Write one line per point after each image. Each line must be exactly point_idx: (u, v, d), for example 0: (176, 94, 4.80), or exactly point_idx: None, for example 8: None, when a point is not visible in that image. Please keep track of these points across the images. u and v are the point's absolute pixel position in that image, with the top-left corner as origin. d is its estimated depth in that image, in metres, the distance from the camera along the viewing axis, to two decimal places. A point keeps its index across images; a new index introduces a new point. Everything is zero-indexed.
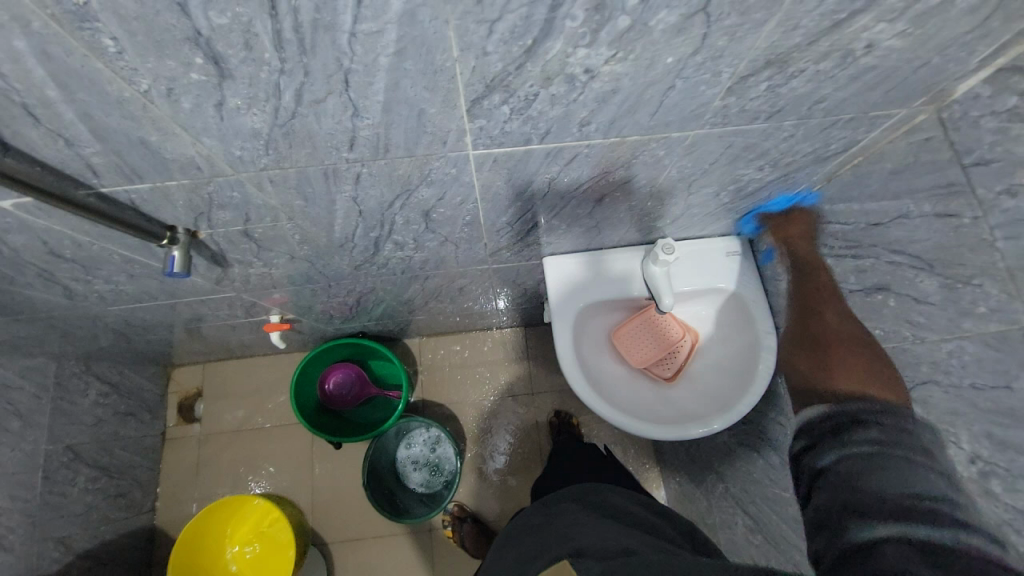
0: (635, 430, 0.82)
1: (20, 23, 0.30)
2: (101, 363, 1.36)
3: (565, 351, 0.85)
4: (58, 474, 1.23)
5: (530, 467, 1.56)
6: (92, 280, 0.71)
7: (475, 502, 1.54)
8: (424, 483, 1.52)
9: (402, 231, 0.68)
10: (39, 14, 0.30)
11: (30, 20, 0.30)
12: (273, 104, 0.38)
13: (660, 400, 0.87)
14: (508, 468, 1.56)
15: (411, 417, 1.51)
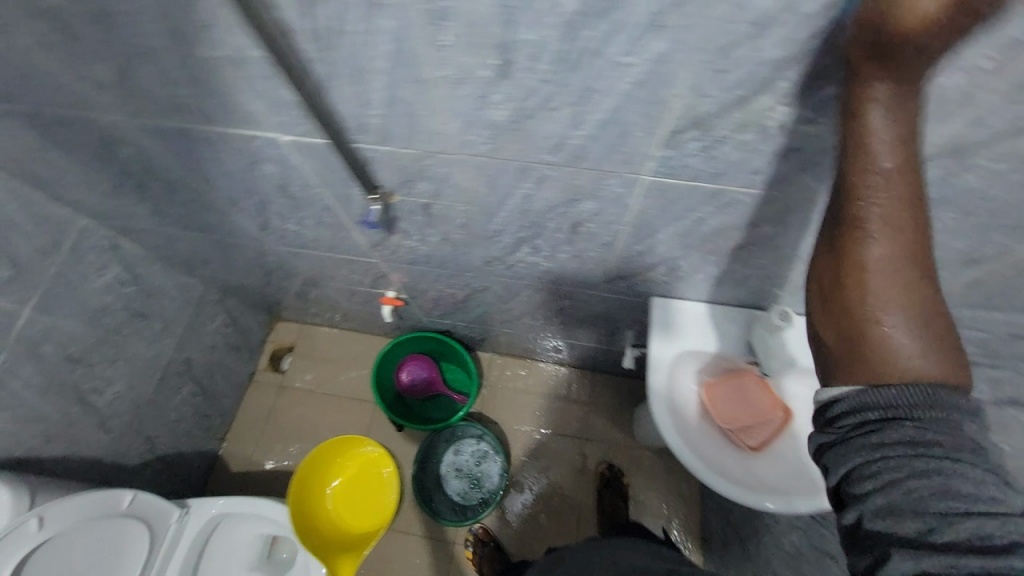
0: (710, 483, 0.83)
1: (397, 10, 0.41)
2: (232, 298, 1.57)
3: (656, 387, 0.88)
4: (172, 381, 1.38)
5: (566, 512, 1.52)
6: (287, 219, 0.87)
7: (502, 529, 1.51)
8: (460, 493, 1.53)
9: (545, 237, 0.77)
10: (414, 9, 0.40)
11: (406, 10, 0.41)
12: (520, 104, 0.49)
13: (741, 464, 0.85)
14: (543, 505, 1.53)
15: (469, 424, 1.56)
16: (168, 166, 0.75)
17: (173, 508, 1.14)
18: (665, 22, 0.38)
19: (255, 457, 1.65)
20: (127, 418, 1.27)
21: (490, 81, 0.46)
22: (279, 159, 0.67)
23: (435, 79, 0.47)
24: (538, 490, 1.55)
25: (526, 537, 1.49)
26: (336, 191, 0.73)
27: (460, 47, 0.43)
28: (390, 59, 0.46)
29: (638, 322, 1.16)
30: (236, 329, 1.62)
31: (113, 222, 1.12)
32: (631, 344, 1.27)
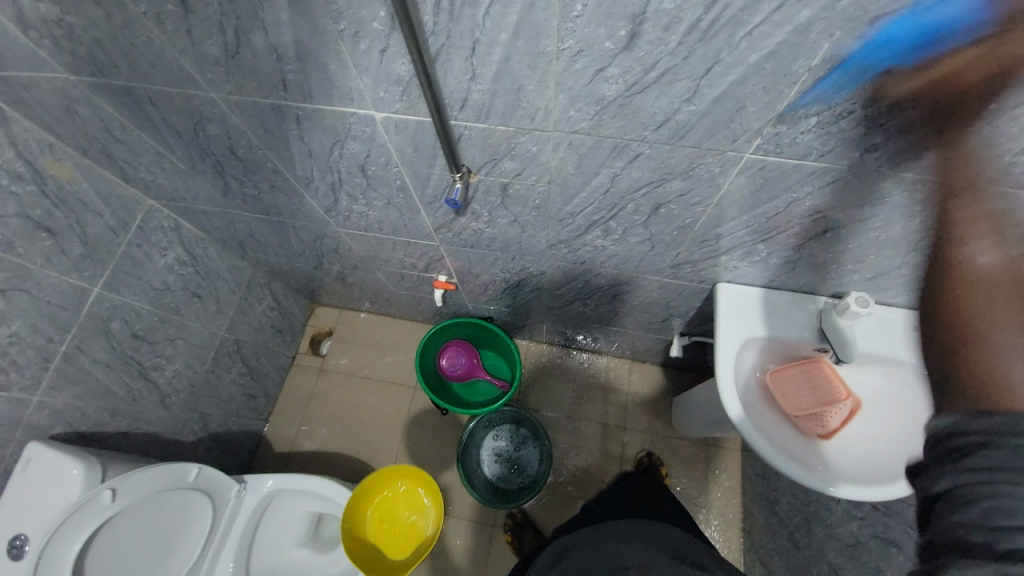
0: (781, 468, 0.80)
1: None
2: (278, 283, 1.60)
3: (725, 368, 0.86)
4: (223, 362, 1.42)
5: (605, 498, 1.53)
6: (357, 199, 0.88)
7: (540, 513, 1.52)
8: (500, 479, 1.53)
9: (621, 219, 0.77)
10: None
11: None
12: (638, 77, 0.49)
13: (808, 453, 0.83)
14: (582, 491, 1.54)
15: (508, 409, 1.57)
16: (252, 145, 0.76)
17: (232, 483, 1.16)
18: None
19: (297, 438, 1.68)
20: (183, 395, 1.30)
21: (614, 54, 0.46)
22: (367, 135, 0.67)
23: (555, 51, 0.47)
24: (577, 476, 1.56)
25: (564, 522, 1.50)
26: (416, 170, 0.73)
27: (594, 17, 0.43)
28: (514, 30, 0.46)
29: (691, 310, 1.15)
30: (281, 312, 1.65)
31: (177, 202, 1.14)
32: (678, 332, 1.27)
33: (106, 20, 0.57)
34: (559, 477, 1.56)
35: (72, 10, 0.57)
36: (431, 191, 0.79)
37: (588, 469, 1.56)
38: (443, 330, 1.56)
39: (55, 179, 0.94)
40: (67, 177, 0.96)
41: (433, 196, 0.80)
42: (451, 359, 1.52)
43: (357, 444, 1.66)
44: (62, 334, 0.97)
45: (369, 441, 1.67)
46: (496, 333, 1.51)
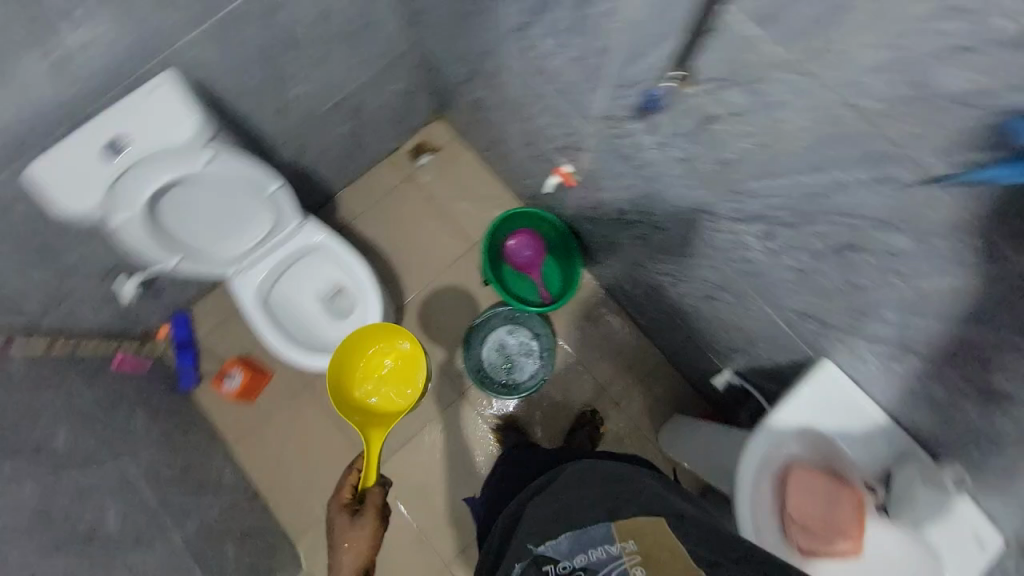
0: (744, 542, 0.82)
1: None
2: (423, 75, 1.54)
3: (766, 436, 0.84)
4: (341, 114, 1.44)
5: (561, 432, 1.60)
6: (552, 35, 0.77)
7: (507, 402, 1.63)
8: (490, 365, 1.59)
9: (795, 232, 0.65)
10: None
11: None
12: (992, 93, 0.39)
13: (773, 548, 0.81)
14: (548, 414, 1.61)
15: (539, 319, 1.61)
16: None
17: (298, 217, 1.21)
18: None
19: (359, 217, 1.77)
20: (298, 117, 1.35)
21: (997, 42, 0.37)
22: None
23: None
24: (552, 402, 1.61)
25: (521, 422, 1.61)
26: (639, 39, 0.62)
27: None
28: None
29: (764, 364, 1.03)
30: (408, 103, 1.63)
31: None
32: (734, 368, 1.17)
33: None
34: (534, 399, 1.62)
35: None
36: (631, 73, 0.67)
37: (562, 412, 1.61)
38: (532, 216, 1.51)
39: None
40: None
41: (630, 79, 0.69)
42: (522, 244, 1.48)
43: (399, 256, 1.74)
44: None
45: (410, 261, 1.74)
46: (574, 250, 1.45)
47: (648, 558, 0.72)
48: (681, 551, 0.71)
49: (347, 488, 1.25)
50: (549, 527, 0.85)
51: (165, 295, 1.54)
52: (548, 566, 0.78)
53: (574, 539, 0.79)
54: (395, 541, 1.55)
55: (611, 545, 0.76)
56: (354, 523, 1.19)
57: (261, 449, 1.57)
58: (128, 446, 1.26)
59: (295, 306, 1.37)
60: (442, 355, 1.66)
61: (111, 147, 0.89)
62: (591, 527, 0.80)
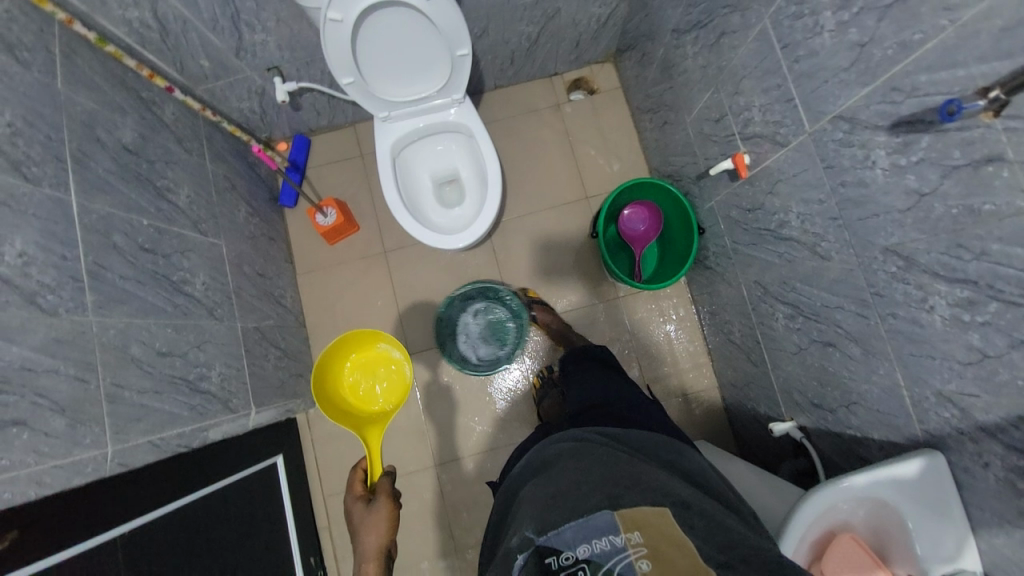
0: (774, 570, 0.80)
1: None
2: (626, 8, 1.47)
3: (837, 490, 0.80)
4: (537, 10, 1.40)
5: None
6: (843, 9, 0.71)
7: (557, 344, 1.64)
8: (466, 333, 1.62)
9: (1010, 307, 0.60)
10: None
11: None
12: None
13: None
14: None
15: (513, 315, 1.62)
16: None
17: (461, 93, 1.21)
18: None
19: (493, 124, 1.75)
20: None
21: None
22: None
23: None
24: None
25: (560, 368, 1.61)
26: (965, 45, 0.57)
27: None
28: None
29: (843, 430, 1.00)
30: (595, 32, 1.57)
31: None
32: (800, 423, 1.13)
33: None
34: None
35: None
36: (923, 79, 0.63)
37: None
38: (666, 195, 1.45)
39: None
40: None
41: (918, 86, 0.64)
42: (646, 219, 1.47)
43: (515, 175, 1.73)
44: None
45: (523, 184, 1.72)
46: (691, 247, 1.38)
47: (656, 552, 0.62)
48: (692, 549, 0.63)
49: (358, 481, 1.12)
50: (546, 512, 0.72)
51: (301, 113, 1.59)
52: (550, 558, 0.65)
53: (575, 528, 0.67)
54: (402, 420, 1.61)
55: (614, 535, 0.65)
56: (370, 511, 1.03)
57: (323, 290, 1.65)
58: (227, 228, 1.34)
59: (410, 178, 1.40)
60: (515, 274, 1.67)
61: None
62: (593, 515, 0.68)
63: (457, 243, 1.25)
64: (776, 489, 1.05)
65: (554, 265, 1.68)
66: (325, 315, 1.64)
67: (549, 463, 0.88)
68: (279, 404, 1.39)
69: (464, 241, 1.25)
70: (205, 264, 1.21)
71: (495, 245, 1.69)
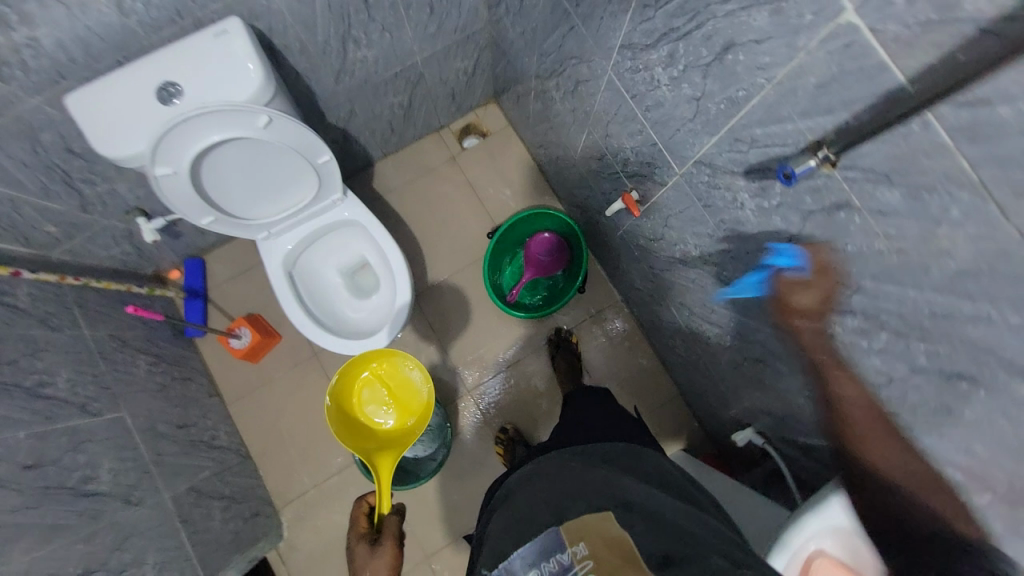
0: None
1: None
2: (489, 54, 1.44)
3: None
4: (398, 81, 1.35)
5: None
6: (671, 65, 0.70)
7: (513, 396, 1.59)
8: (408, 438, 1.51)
9: (897, 335, 0.60)
10: None
11: None
12: None
13: None
14: (548, 415, 1.58)
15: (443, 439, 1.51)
16: None
17: (339, 192, 1.14)
18: None
19: (393, 193, 1.68)
20: (354, 82, 1.26)
21: None
22: (800, 19, 0.48)
23: None
24: (553, 404, 1.59)
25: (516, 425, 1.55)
26: (786, 103, 0.55)
27: None
28: None
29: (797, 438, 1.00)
30: (467, 82, 1.53)
31: None
32: (758, 429, 1.13)
33: None
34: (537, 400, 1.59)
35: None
36: (757, 133, 0.62)
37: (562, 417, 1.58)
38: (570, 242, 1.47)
39: None
40: None
41: (756, 138, 0.62)
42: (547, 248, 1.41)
43: (429, 238, 1.66)
44: None
45: (439, 245, 1.66)
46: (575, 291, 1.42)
47: (599, 564, 0.61)
48: (635, 553, 0.61)
49: (362, 516, 0.95)
50: (502, 551, 0.68)
51: (184, 239, 1.47)
52: None
53: (524, 557, 0.63)
54: None
55: (561, 554, 0.62)
56: (372, 557, 0.84)
57: (259, 413, 1.53)
58: (129, 392, 1.22)
59: (319, 275, 1.31)
60: (455, 337, 1.62)
61: (169, 90, 0.82)
62: (539, 537, 0.65)
63: (387, 334, 1.22)
64: (753, 509, 1.04)
65: (492, 318, 1.63)
66: (269, 438, 1.51)
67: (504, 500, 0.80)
68: (241, 559, 1.28)
69: (393, 330, 1.22)
70: (109, 445, 1.10)
71: (427, 315, 1.62)
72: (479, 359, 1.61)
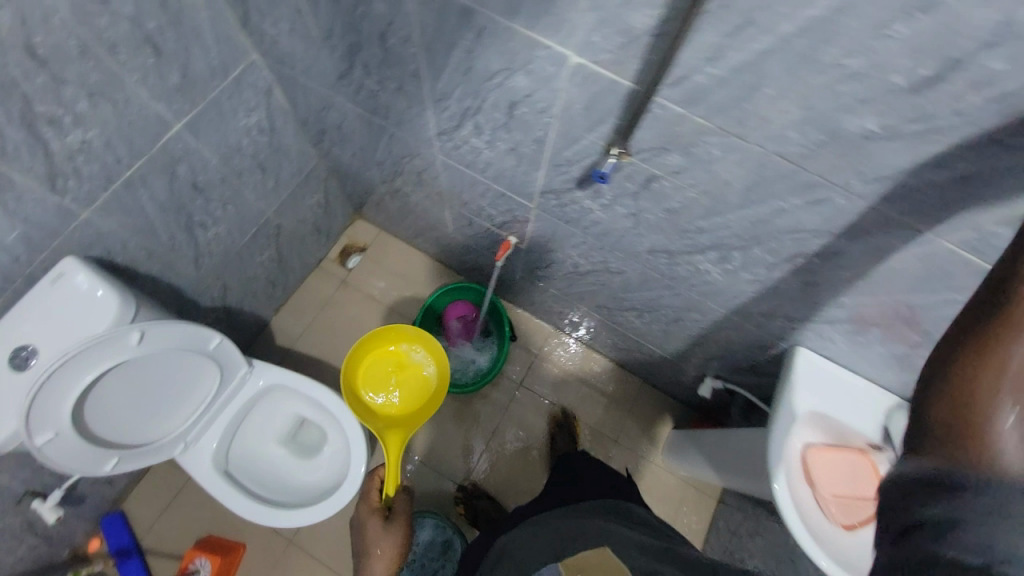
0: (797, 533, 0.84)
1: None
2: (333, 182, 1.52)
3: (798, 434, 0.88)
4: (259, 239, 1.36)
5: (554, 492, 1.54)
6: (480, 132, 0.82)
7: (504, 467, 1.55)
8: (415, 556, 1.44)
9: (748, 253, 0.73)
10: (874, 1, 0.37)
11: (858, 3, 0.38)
12: (894, 124, 0.44)
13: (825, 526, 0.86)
14: (540, 464, 1.55)
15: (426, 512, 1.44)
16: (413, 36, 0.69)
17: (245, 363, 1.09)
18: None
19: (302, 338, 1.64)
20: (214, 259, 1.24)
21: (891, 89, 0.42)
22: (551, 68, 0.60)
23: (828, 63, 0.43)
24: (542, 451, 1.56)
25: (518, 493, 1.52)
26: (577, 126, 0.67)
27: (905, 45, 0.38)
28: (805, 25, 0.41)
29: (748, 365, 1.10)
30: (325, 212, 1.58)
31: (282, 66, 1.02)
32: (713, 374, 1.23)
33: None
34: (527, 456, 1.56)
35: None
36: (569, 153, 0.74)
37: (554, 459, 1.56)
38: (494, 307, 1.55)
39: None
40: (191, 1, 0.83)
41: (572, 157, 0.74)
42: (455, 328, 1.50)
43: None
44: (130, 158, 0.90)
45: None
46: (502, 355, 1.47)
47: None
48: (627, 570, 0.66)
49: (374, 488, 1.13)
50: None
51: (89, 497, 1.26)
52: None
53: None
54: None
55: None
56: (387, 531, 1.05)
57: None
58: None
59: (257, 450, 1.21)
60: (421, 438, 1.56)
61: (18, 357, 0.79)
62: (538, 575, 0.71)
63: (359, 467, 1.11)
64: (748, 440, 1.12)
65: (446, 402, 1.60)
66: None
67: (506, 550, 0.82)
68: None
69: (362, 461, 1.11)
70: None
71: None
72: (456, 449, 1.55)
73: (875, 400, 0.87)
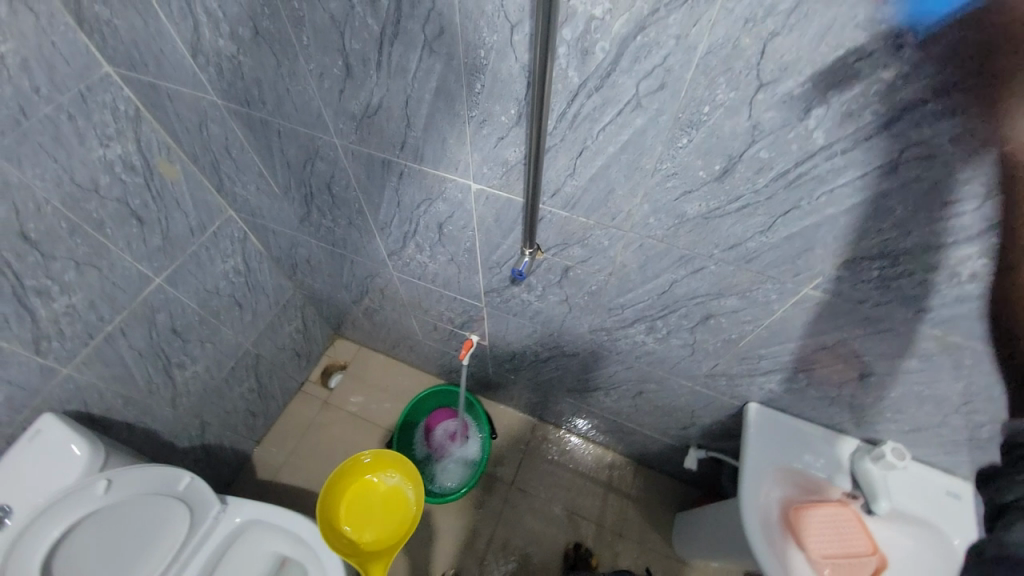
0: None
1: (645, 123, 0.49)
2: (310, 307, 1.62)
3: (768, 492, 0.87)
4: (239, 371, 1.41)
5: None
6: (422, 249, 0.93)
7: None
8: None
9: (669, 321, 0.80)
10: (660, 125, 0.48)
11: (651, 128, 0.49)
12: (720, 204, 0.54)
13: None
14: (544, 573, 1.43)
15: None
16: (351, 183, 0.83)
17: (216, 501, 1.07)
18: (878, 180, 0.45)
19: (285, 467, 1.61)
20: (193, 398, 1.29)
21: (703, 181, 0.52)
22: (461, 194, 0.72)
23: (651, 169, 0.54)
24: (544, 557, 1.46)
25: None
26: (494, 234, 0.78)
27: (697, 151, 0.49)
28: (622, 145, 0.53)
29: (720, 429, 1.10)
30: (304, 336, 1.66)
31: (253, 217, 1.18)
32: (693, 443, 1.22)
33: (270, 62, 0.64)
34: (528, 566, 1.44)
35: (246, 49, 0.64)
36: (496, 257, 0.84)
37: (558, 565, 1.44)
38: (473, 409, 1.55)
39: (160, 177, 0.99)
40: (171, 178, 1.01)
41: (499, 260, 0.85)
42: (445, 426, 1.54)
43: None
44: (112, 314, 0.99)
45: None
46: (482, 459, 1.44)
47: None
48: None
49: None
50: None
51: None
52: None
53: None
54: None
55: None
56: None
57: None
58: None
59: None
60: (413, 562, 1.45)
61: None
62: None
63: None
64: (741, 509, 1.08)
65: (437, 516, 1.52)
66: None
67: None
68: None
69: None
70: None
71: None
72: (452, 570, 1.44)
73: (839, 445, 0.88)
